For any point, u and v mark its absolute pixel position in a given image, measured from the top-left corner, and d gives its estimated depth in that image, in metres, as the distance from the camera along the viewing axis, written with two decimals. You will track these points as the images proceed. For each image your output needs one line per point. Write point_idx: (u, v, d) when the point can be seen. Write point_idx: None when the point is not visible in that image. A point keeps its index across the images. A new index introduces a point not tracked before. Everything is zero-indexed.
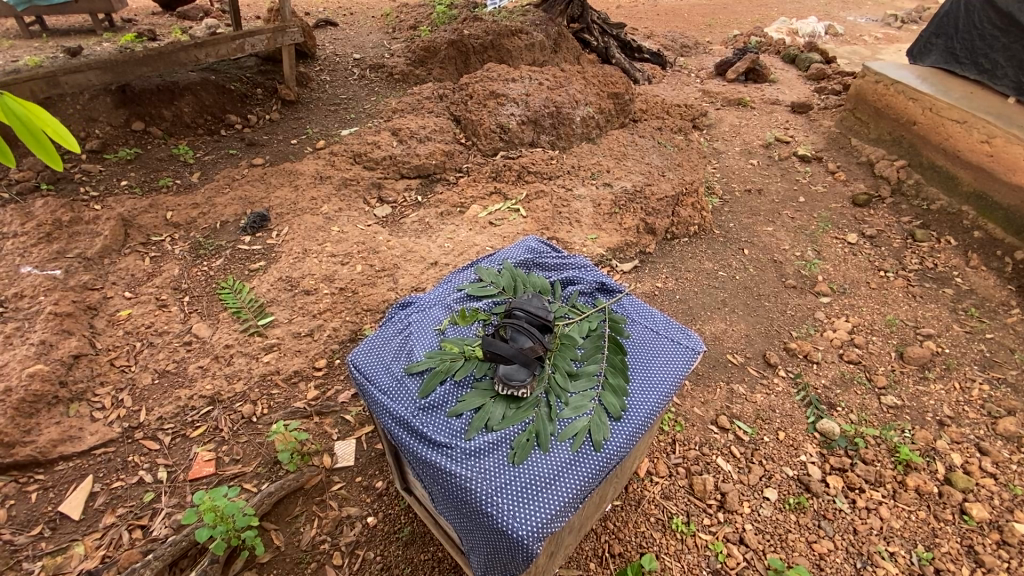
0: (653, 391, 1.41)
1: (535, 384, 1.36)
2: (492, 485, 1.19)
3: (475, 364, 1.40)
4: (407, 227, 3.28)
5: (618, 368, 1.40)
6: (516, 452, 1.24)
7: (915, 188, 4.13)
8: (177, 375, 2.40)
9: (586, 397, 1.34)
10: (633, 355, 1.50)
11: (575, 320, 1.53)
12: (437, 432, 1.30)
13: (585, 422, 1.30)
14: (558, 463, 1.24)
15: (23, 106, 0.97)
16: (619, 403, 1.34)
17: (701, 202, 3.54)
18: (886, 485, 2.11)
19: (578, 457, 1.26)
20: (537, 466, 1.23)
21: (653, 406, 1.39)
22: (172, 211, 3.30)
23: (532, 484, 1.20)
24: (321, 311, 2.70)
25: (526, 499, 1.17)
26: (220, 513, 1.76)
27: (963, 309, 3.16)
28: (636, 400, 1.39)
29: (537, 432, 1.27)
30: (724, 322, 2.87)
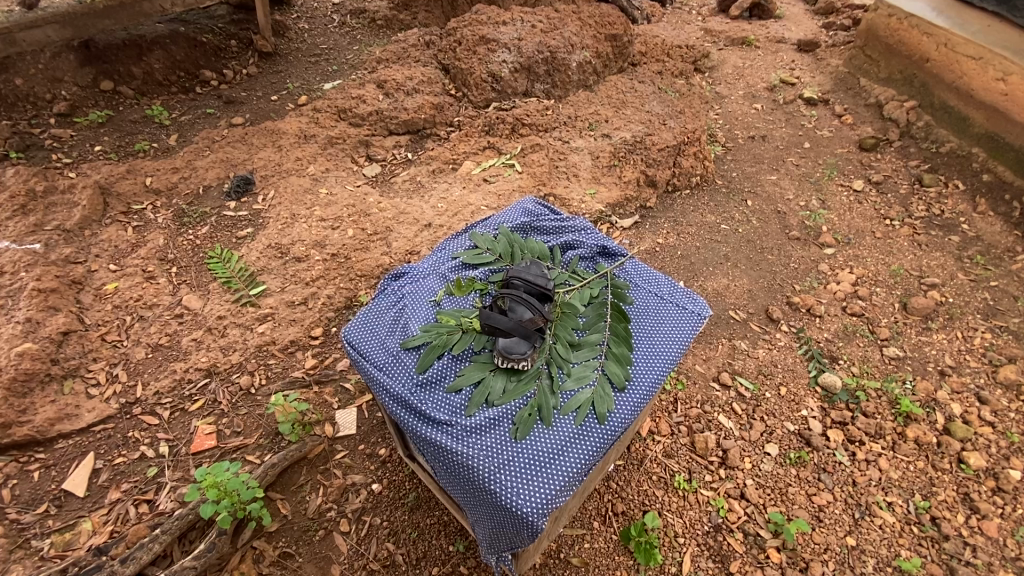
0: (657, 360, 1.38)
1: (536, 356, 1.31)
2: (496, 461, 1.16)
3: (473, 336, 1.35)
4: (399, 187, 3.15)
5: (621, 337, 1.36)
6: (519, 427, 1.21)
7: (925, 130, 3.96)
8: (171, 349, 2.36)
9: (588, 367, 1.30)
10: (636, 321, 1.45)
11: (575, 286, 1.47)
12: (436, 408, 1.26)
13: (590, 393, 1.26)
14: (562, 437, 1.21)
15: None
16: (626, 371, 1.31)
17: (703, 151, 3.38)
18: (886, 437, 2.12)
19: (582, 430, 1.23)
20: (541, 441, 1.20)
21: (658, 374, 1.36)
22: (151, 176, 3.15)
23: (536, 459, 1.17)
24: (314, 279, 2.62)
25: (531, 474, 1.15)
26: (223, 488, 1.75)
27: (969, 256, 3.10)
28: (640, 369, 1.35)
29: (540, 406, 1.24)
30: (727, 278, 2.82)
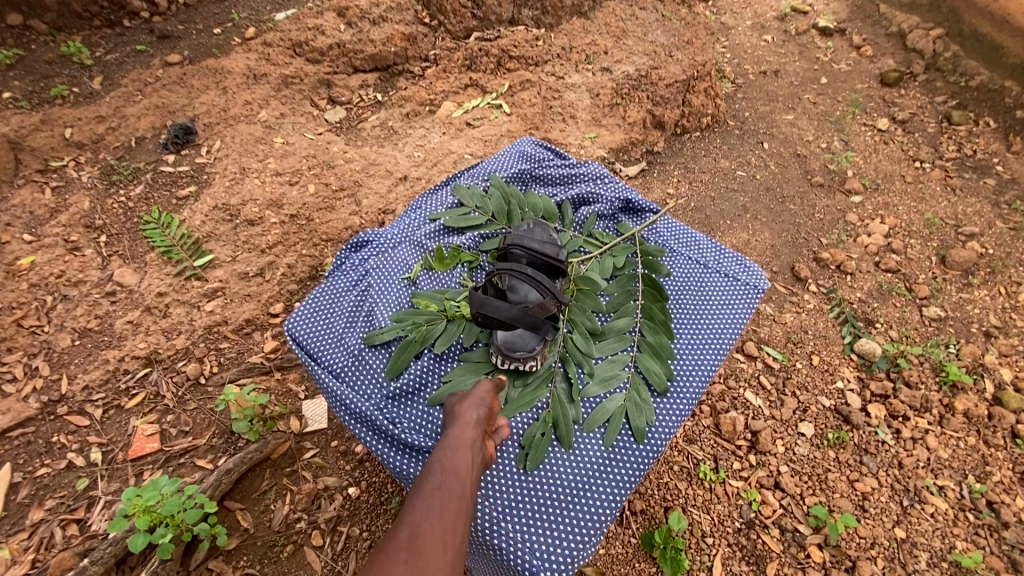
0: (706, 352, 1.43)
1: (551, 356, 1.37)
2: (506, 501, 1.22)
3: (458, 330, 1.38)
4: (368, 133, 2.71)
5: (659, 327, 1.38)
6: (528, 456, 1.26)
7: (952, 62, 3.55)
8: (102, 334, 1.99)
9: (618, 365, 1.37)
10: (676, 308, 1.51)
11: (596, 260, 1.53)
12: (408, 427, 1.28)
13: (618, 403, 1.32)
14: (585, 469, 1.27)
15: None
16: (659, 369, 1.36)
17: (716, 87, 2.97)
18: (933, 410, 1.87)
19: (610, 456, 1.29)
20: (560, 477, 1.25)
21: (706, 373, 1.41)
22: (71, 127, 2.66)
23: (557, 499, 1.23)
24: (271, 245, 2.24)
25: (555, 513, 1.22)
26: (156, 513, 1.43)
27: (1006, 202, 2.81)
28: (682, 366, 1.41)
29: (556, 423, 1.29)
30: (746, 232, 2.49)
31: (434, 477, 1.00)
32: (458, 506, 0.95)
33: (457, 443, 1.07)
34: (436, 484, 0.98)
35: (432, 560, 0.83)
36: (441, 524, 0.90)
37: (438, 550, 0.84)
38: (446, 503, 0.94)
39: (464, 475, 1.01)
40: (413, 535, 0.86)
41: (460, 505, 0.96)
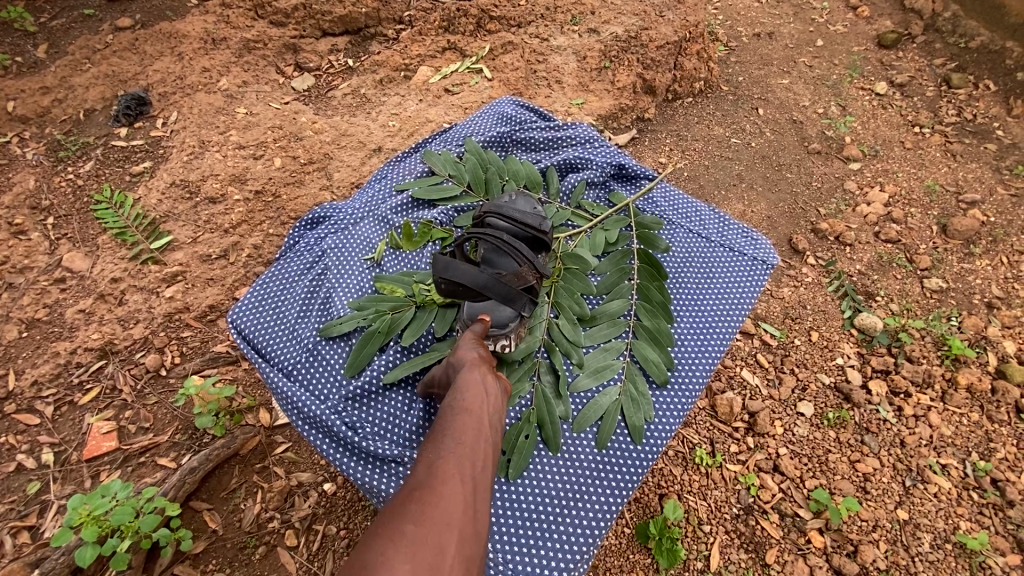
0: (711, 340, 1.39)
1: (537, 345, 1.29)
2: (488, 515, 1.15)
3: (430, 314, 1.32)
4: (338, 103, 2.52)
5: (656, 310, 1.32)
6: (512, 464, 1.19)
7: (952, 22, 3.39)
8: (51, 325, 1.83)
9: (611, 354, 1.31)
10: (677, 290, 1.45)
11: (588, 235, 1.43)
12: (370, 430, 1.24)
13: (611, 400, 1.26)
14: (577, 474, 1.22)
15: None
16: (657, 358, 1.30)
17: (709, 49, 2.80)
18: (935, 386, 1.80)
19: (605, 459, 1.24)
20: (549, 486, 1.20)
21: (711, 361, 1.37)
22: (13, 99, 2.43)
23: (549, 508, 1.18)
24: (234, 225, 2.07)
25: (545, 524, 1.16)
26: (106, 522, 1.30)
27: (1006, 168, 2.72)
28: (683, 352, 1.37)
29: (543, 423, 1.23)
30: (741, 203, 2.38)
31: (449, 415, 0.99)
32: (476, 438, 0.94)
33: (467, 379, 1.06)
34: (450, 423, 0.97)
35: (451, 493, 0.82)
36: (458, 459, 0.89)
37: (456, 484, 0.84)
38: (462, 438, 0.93)
39: (479, 407, 1.00)
40: (433, 474, 0.85)
41: (480, 436, 0.95)
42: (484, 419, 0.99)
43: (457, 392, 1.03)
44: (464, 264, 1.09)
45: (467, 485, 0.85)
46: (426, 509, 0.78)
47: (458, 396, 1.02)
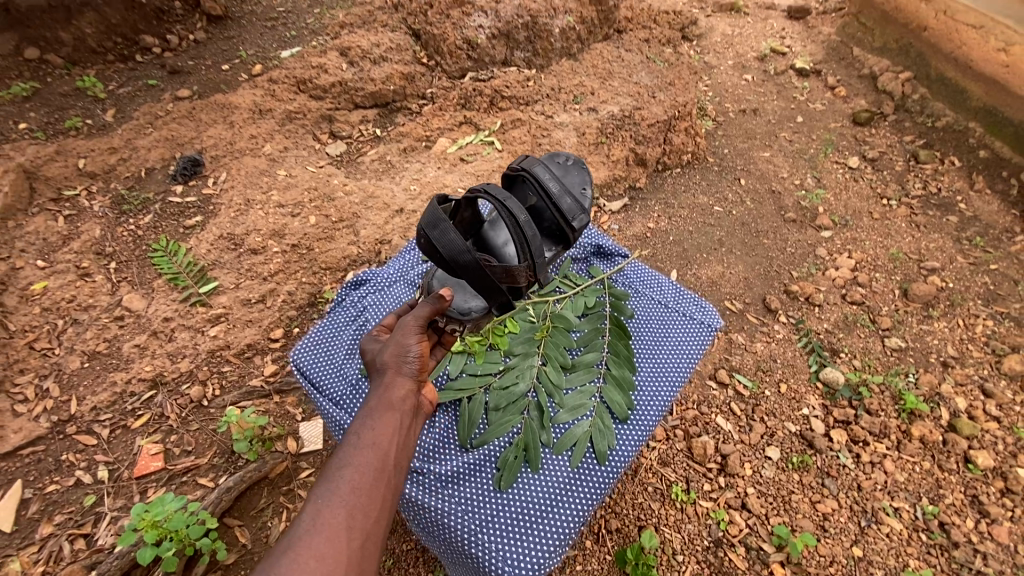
0: (663, 385, 1.58)
1: (525, 385, 1.48)
2: (483, 517, 1.32)
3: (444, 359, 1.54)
4: (367, 168, 2.87)
5: (622, 359, 1.52)
6: (503, 476, 1.37)
7: (920, 103, 3.76)
8: (110, 357, 2.10)
9: (583, 396, 1.48)
10: (638, 341, 1.68)
11: (569, 295, 1.67)
12: None
13: (584, 429, 1.44)
14: (553, 487, 1.40)
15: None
16: (620, 399, 1.48)
17: (695, 127, 3.16)
18: (892, 436, 2.01)
19: (576, 474, 1.42)
20: (531, 495, 1.37)
21: (663, 402, 1.56)
22: (84, 157, 2.78)
23: (527, 514, 1.34)
24: (272, 273, 2.37)
25: (527, 526, 1.33)
26: (165, 526, 1.54)
27: (967, 238, 2.97)
28: (643, 398, 1.55)
29: (527, 448, 1.41)
30: (721, 265, 2.65)
31: (354, 449, 1.02)
32: (376, 481, 0.99)
33: (383, 409, 1.12)
34: (353, 466, 0.99)
35: (333, 551, 0.87)
36: (350, 506, 0.93)
37: (342, 539, 0.89)
38: (360, 479, 0.98)
39: (385, 446, 1.04)
40: (319, 523, 0.89)
41: (381, 477, 1.00)
42: (391, 456, 1.04)
43: (369, 423, 1.08)
44: (455, 233, 1.35)
45: (354, 540, 0.90)
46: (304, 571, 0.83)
47: (369, 427, 1.07)
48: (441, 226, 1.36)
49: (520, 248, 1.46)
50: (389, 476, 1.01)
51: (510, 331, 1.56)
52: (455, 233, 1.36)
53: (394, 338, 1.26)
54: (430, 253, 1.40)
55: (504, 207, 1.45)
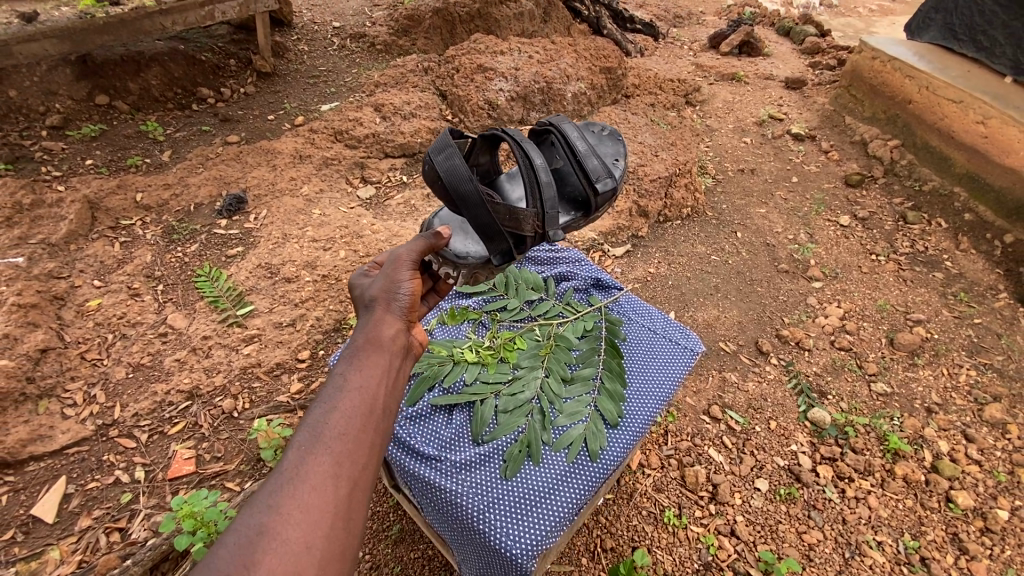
0: (650, 397, 1.72)
1: (530, 393, 1.65)
2: (488, 499, 1.43)
3: (460, 367, 1.71)
4: (393, 210, 3.16)
5: (615, 374, 1.69)
6: (508, 465, 1.49)
7: (908, 168, 3.99)
8: (152, 369, 2.30)
9: (581, 404, 1.63)
10: (631, 359, 1.83)
11: (570, 320, 1.88)
12: (424, 441, 1.56)
13: (580, 430, 1.57)
14: (552, 478, 1.50)
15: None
16: (612, 406, 1.63)
17: (694, 184, 3.44)
18: (875, 474, 2.13)
19: (572, 468, 1.52)
20: (532, 483, 1.48)
21: (650, 412, 1.69)
22: (142, 192, 3.09)
23: (526, 499, 1.44)
24: (303, 300, 2.60)
25: (526, 509, 1.42)
26: (200, 518, 1.73)
27: (952, 293, 3.11)
28: (633, 407, 1.68)
29: (530, 444, 1.54)
30: (716, 309, 2.84)
31: (338, 397, 1.03)
32: (361, 430, 0.99)
33: (369, 356, 1.14)
34: (337, 417, 0.99)
35: (318, 500, 0.87)
36: (336, 455, 0.94)
37: (328, 488, 0.89)
38: (346, 427, 0.98)
39: (372, 392, 1.06)
40: (302, 473, 0.89)
41: (367, 423, 1.01)
42: (376, 401, 1.05)
43: (354, 370, 1.09)
44: (458, 159, 1.50)
45: (340, 488, 0.90)
46: (289, 521, 0.83)
47: (356, 372, 1.09)
48: (447, 151, 1.51)
49: (531, 192, 1.58)
50: (374, 423, 1.02)
51: (518, 347, 1.78)
52: (458, 160, 1.50)
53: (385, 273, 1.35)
54: (440, 181, 1.54)
55: (521, 152, 1.61)
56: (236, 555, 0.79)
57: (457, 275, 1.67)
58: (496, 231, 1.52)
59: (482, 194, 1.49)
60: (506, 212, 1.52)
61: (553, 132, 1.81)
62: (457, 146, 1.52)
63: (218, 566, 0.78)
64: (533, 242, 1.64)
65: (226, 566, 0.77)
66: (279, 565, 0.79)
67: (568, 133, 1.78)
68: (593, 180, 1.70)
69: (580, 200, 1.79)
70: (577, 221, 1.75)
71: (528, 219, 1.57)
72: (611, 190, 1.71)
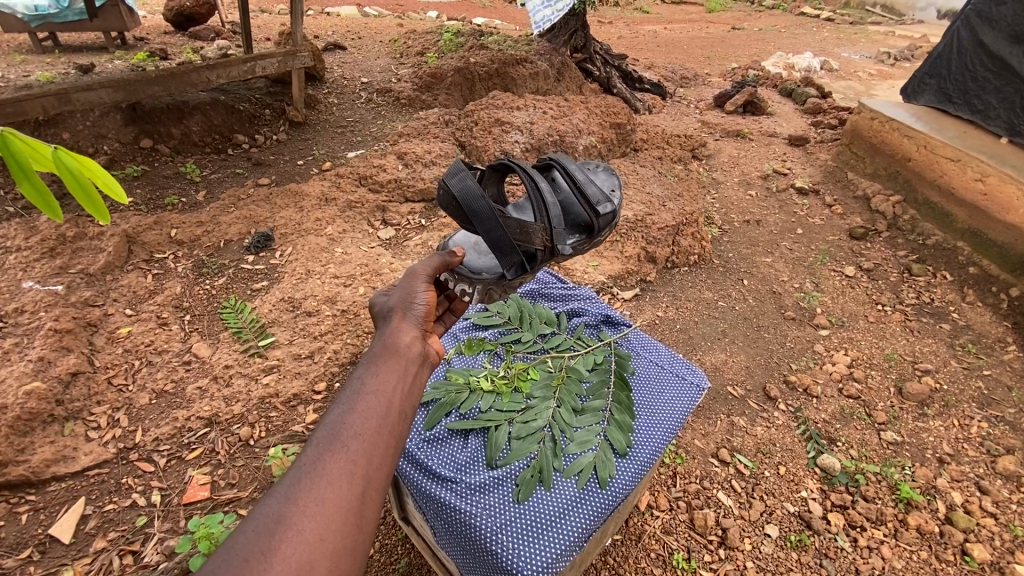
0: (658, 429, 1.77)
1: (542, 421, 1.71)
2: (500, 521, 1.47)
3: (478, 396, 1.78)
4: (411, 250, 3.30)
5: (624, 406, 1.76)
6: (521, 489, 1.54)
7: (911, 223, 4.08)
8: (174, 396, 2.38)
9: (590, 432, 1.68)
10: (639, 392, 1.89)
11: (582, 353, 1.96)
12: (440, 465, 1.62)
13: (590, 458, 1.62)
14: (562, 502, 1.54)
15: (22, 138, 0.98)
16: (620, 436, 1.68)
17: (701, 232, 3.55)
18: (888, 524, 2.12)
19: (583, 494, 1.56)
20: (543, 507, 1.52)
21: (658, 442, 1.73)
22: (176, 228, 3.28)
23: (537, 523, 1.48)
24: (322, 333, 2.69)
25: (536, 532, 1.46)
26: (213, 540, 1.78)
27: (960, 344, 3.12)
28: (642, 437, 1.73)
29: (541, 469, 1.59)
30: (724, 353, 2.89)
31: (357, 397, 1.08)
32: (378, 430, 1.03)
33: (387, 361, 1.19)
34: (353, 418, 1.03)
35: (334, 496, 0.91)
36: (353, 454, 0.98)
37: (343, 484, 0.93)
38: (363, 427, 1.02)
39: (389, 394, 1.11)
40: (320, 469, 0.94)
41: (383, 425, 1.05)
42: (393, 403, 1.10)
43: (372, 374, 1.14)
44: (471, 180, 1.60)
45: (355, 485, 0.94)
46: (305, 512, 0.88)
47: (374, 376, 1.14)
48: (461, 173, 1.62)
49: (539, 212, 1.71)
50: (390, 424, 1.06)
51: (531, 377, 1.86)
52: (471, 180, 1.61)
53: (401, 287, 1.48)
54: (452, 201, 1.64)
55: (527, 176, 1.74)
56: (254, 542, 0.83)
57: (473, 293, 1.74)
58: (509, 244, 1.62)
59: (495, 210, 1.60)
60: (517, 227, 1.63)
61: (554, 165, 1.95)
62: (470, 169, 1.63)
63: (239, 548, 0.83)
64: (542, 257, 1.74)
65: (244, 552, 0.82)
66: (294, 554, 0.84)
67: (567, 164, 1.92)
68: (593, 204, 1.83)
69: (583, 224, 1.89)
70: (583, 243, 1.84)
71: (537, 233, 1.68)
72: (611, 213, 1.83)
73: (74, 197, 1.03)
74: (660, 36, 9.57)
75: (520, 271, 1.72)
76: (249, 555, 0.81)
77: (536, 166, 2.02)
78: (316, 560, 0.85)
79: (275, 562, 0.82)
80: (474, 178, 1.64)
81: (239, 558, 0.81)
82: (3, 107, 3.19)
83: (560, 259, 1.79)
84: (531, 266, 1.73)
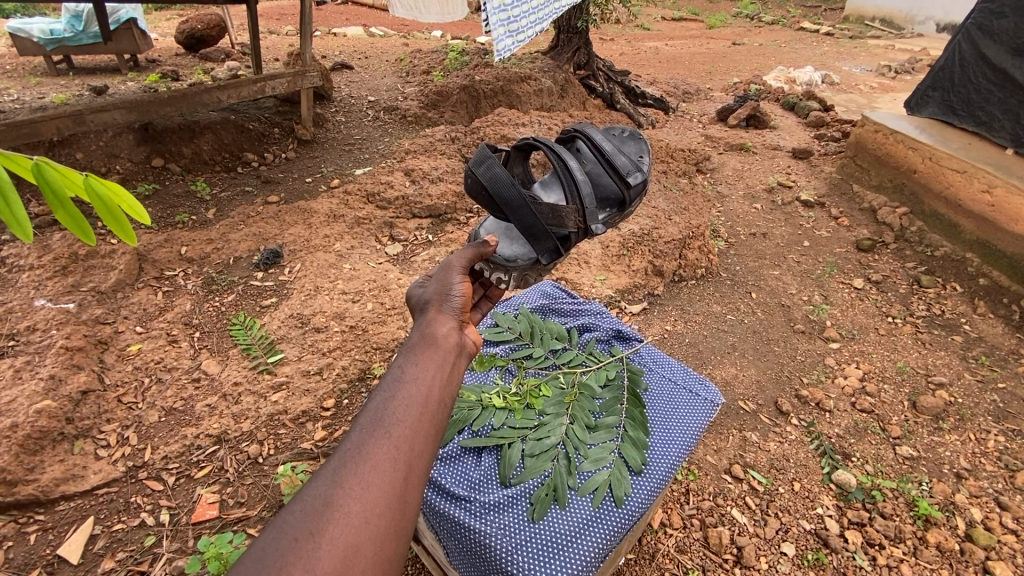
0: (672, 446, 1.75)
1: (555, 438, 1.69)
2: (517, 539, 1.46)
3: (491, 414, 1.77)
4: (418, 266, 3.31)
5: (638, 423, 1.74)
6: (536, 508, 1.52)
7: (918, 235, 4.05)
8: (183, 413, 2.37)
9: (605, 450, 1.67)
10: (653, 409, 1.87)
11: (595, 369, 1.96)
12: (454, 483, 1.61)
13: (605, 476, 1.60)
14: (579, 520, 1.52)
15: (56, 167, 1.00)
16: (635, 454, 1.66)
17: (708, 246, 3.55)
18: (907, 541, 2.08)
19: (599, 512, 1.55)
20: (560, 523, 1.51)
21: (673, 460, 1.71)
22: (186, 246, 3.30)
23: (553, 541, 1.47)
24: (330, 349, 2.69)
25: (552, 551, 1.45)
26: (224, 561, 1.76)
27: (973, 356, 3.08)
28: (657, 454, 1.71)
29: (555, 488, 1.57)
30: (734, 367, 2.87)
31: (396, 385, 1.06)
32: (419, 417, 1.02)
33: (424, 351, 1.17)
34: (395, 405, 1.02)
35: (378, 480, 0.90)
36: (395, 440, 0.96)
37: (387, 469, 0.92)
38: (404, 414, 1.01)
39: (427, 382, 1.08)
40: (363, 454, 0.93)
41: (424, 413, 1.03)
42: (433, 392, 1.07)
43: (412, 363, 1.12)
44: (498, 168, 1.60)
45: (398, 471, 0.93)
46: (352, 495, 0.88)
47: (413, 364, 1.12)
48: (487, 161, 1.61)
49: (570, 194, 1.71)
50: (431, 412, 1.04)
51: (543, 394, 1.85)
52: (499, 168, 1.60)
53: (437, 278, 1.45)
54: (480, 190, 1.65)
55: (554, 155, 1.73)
56: (303, 522, 0.84)
57: (509, 279, 1.75)
58: (542, 230, 1.64)
59: (525, 197, 1.61)
60: (549, 212, 1.65)
61: (579, 137, 1.91)
62: (496, 156, 1.62)
63: (289, 527, 0.83)
64: (576, 238, 1.76)
65: (293, 532, 0.82)
66: (341, 536, 0.84)
67: (593, 136, 1.89)
68: (623, 175, 1.79)
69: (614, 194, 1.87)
70: (614, 216, 1.84)
71: (569, 216, 1.70)
72: (642, 182, 1.80)
73: (105, 222, 1.04)
74: (663, 52, 9.71)
75: (555, 255, 1.74)
76: (300, 534, 0.82)
77: (559, 140, 2.00)
78: (361, 544, 0.84)
79: (323, 542, 0.82)
80: (501, 164, 1.63)
81: (290, 535, 0.81)
82: (19, 128, 3.26)
83: (594, 237, 1.80)
84: (565, 248, 1.75)
